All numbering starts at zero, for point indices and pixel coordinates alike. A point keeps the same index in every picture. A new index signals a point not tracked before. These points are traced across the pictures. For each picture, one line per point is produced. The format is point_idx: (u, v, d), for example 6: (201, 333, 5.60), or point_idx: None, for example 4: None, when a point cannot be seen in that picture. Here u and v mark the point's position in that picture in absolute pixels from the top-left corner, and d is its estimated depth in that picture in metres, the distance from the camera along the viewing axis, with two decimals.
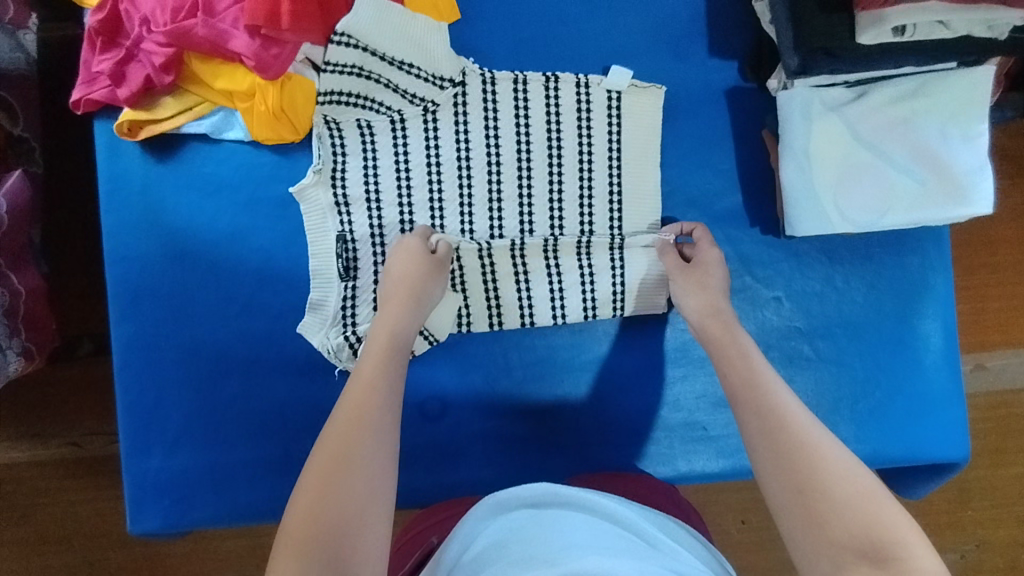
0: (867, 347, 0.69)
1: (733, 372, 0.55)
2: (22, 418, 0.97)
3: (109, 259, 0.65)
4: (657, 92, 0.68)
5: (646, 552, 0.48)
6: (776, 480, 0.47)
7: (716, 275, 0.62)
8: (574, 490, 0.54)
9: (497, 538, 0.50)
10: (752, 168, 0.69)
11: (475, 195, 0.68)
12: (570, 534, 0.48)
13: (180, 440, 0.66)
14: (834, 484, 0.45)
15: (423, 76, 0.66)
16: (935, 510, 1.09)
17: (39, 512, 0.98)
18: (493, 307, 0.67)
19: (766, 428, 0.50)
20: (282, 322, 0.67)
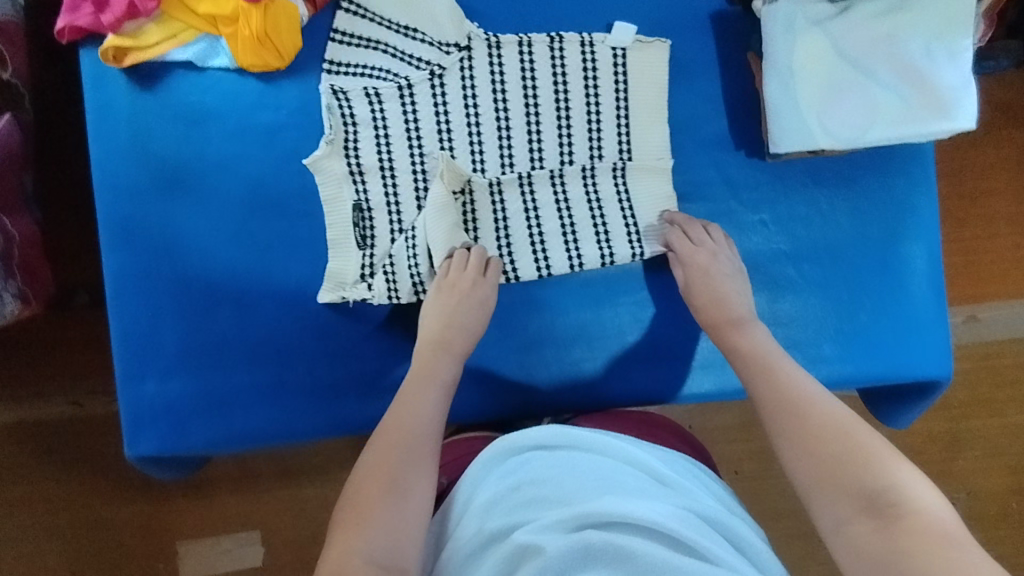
0: (851, 270, 0.69)
1: (747, 363, 0.61)
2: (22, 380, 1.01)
3: (100, 189, 0.66)
4: (662, 46, 0.68)
5: (659, 490, 0.52)
6: (789, 447, 0.54)
7: (713, 285, 0.64)
8: (586, 431, 0.57)
9: (508, 479, 0.54)
10: (738, 93, 0.69)
11: (486, 158, 0.68)
12: (583, 473, 0.53)
13: (175, 367, 0.67)
14: (845, 447, 0.51)
15: (428, 42, 0.68)
16: (930, 461, 1.11)
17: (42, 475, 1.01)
18: (510, 264, 0.68)
19: (782, 403, 0.57)
20: (272, 250, 0.67)
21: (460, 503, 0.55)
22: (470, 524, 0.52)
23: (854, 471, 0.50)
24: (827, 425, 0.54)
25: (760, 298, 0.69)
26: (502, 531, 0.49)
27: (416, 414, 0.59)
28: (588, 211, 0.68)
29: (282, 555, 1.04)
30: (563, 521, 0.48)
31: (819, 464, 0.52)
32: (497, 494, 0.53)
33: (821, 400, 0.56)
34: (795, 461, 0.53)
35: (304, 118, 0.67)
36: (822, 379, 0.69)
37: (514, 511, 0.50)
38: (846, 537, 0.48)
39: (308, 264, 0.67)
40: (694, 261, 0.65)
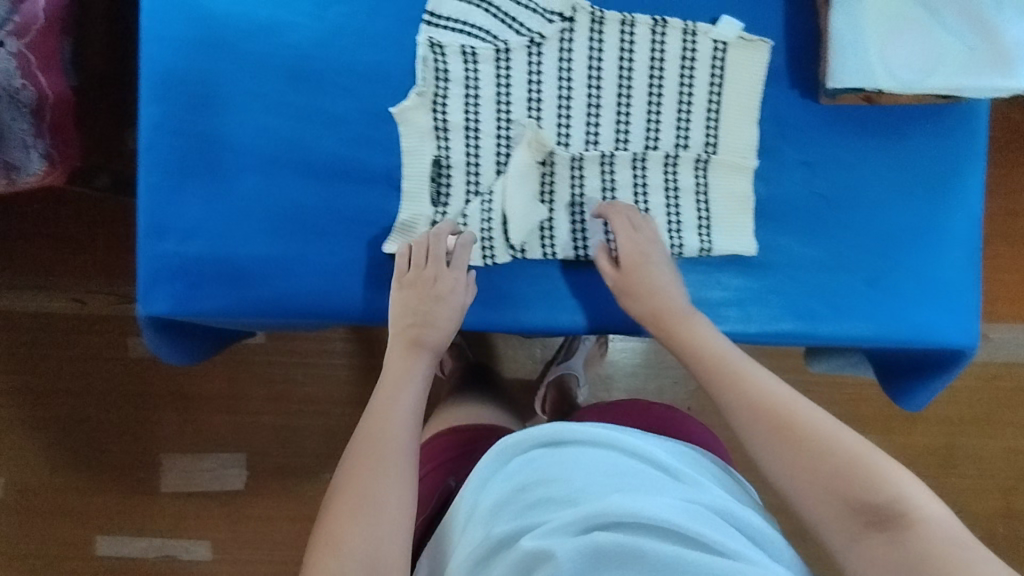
0: (888, 225, 0.68)
1: (710, 372, 0.61)
2: (76, 273, 1.19)
3: (144, 38, 0.64)
4: (764, 46, 0.66)
5: (668, 484, 0.53)
6: (771, 456, 0.53)
7: (653, 279, 0.65)
8: (589, 428, 0.58)
9: (513, 481, 0.56)
10: (800, 30, 0.67)
11: (573, 134, 0.67)
12: (589, 469, 0.54)
13: (197, 228, 0.66)
14: (835, 457, 0.50)
15: (532, 7, 0.66)
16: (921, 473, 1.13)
17: (77, 359, 1.21)
18: (581, 242, 0.67)
19: (763, 419, 0.55)
20: (308, 126, 0.66)
21: (463, 512, 0.57)
22: (476, 532, 0.53)
23: (850, 481, 0.49)
24: (807, 429, 0.53)
25: (791, 242, 0.68)
26: (509, 536, 0.51)
27: (394, 414, 0.60)
28: (664, 200, 0.68)
29: (264, 475, 1.21)
30: (570, 522, 0.49)
31: (804, 468, 0.51)
32: (502, 496, 0.55)
33: (791, 402, 0.55)
34: (788, 476, 0.52)
35: None
36: (842, 332, 0.68)
37: (521, 513, 0.52)
38: (859, 555, 0.47)
39: (343, 145, 0.66)
40: (629, 242, 0.65)
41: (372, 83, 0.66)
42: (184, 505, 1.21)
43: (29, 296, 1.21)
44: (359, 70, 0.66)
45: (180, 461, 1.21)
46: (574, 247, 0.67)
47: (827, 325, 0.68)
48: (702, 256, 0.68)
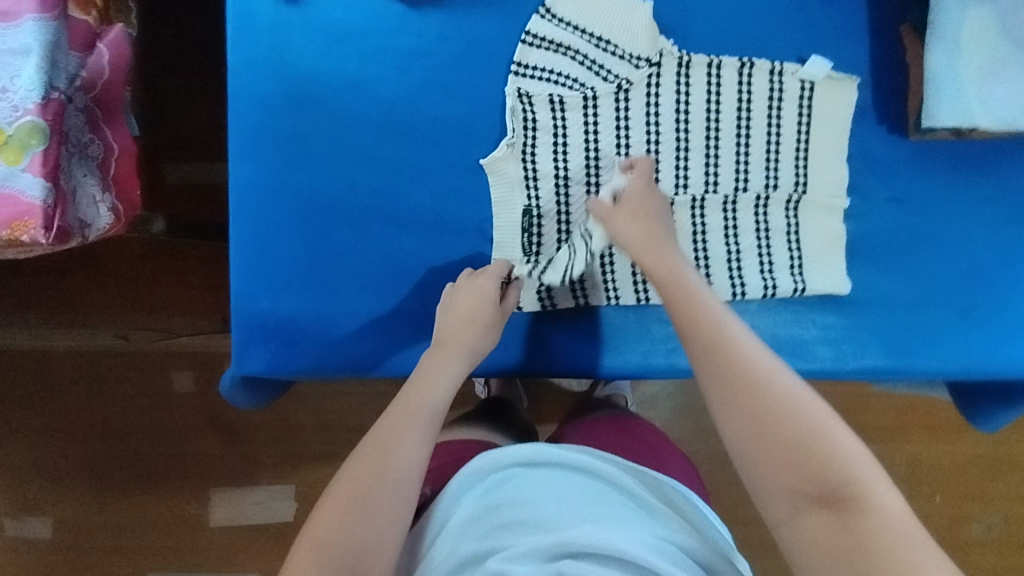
0: (977, 259, 0.68)
1: (678, 318, 0.55)
2: (108, 310, 1.12)
3: (233, 98, 0.64)
4: (851, 84, 0.66)
5: (636, 518, 0.55)
6: (728, 419, 0.49)
7: (631, 226, 0.61)
8: (568, 453, 0.60)
9: (488, 497, 0.57)
10: (886, 67, 0.67)
11: (661, 177, 0.67)
12: (564, 496, 0.56)
13: (290, 286, 0.66)
14: (784, 431, 0.46)
15: (619, 54, 0.66)
16: (965, 480, 1.16)
17: (112, 399, 1.13)
18: None
19: (728, 386, 0.49)
20: (398, 179, 0.66)
21: (440, 520, 0.57)
22: (447, 544, 0.54)
23: (808, 457, 0.45)
24: (775, 393, 0.48)
25: (879, 279, 0.68)
26: (478, 554, 0.52)
27: (432, 392, 0.58)
28: (755, 241, 0.67)
29: None
30: (537, 549, 0.50)
31: (755, 432, 0.47)
32: (475, 511, 0.55)
33: (758, 361, 0.50)
34: (750, 464, 0.47)
35: (445, 46, 0.65)
36: (934, 369, 0.67)
37: (493, 532, 0.53)
38: (802, 528, 0.45)
39: (434, 198, 0.66)
40: (624, 219, 0.61)
41: (460, 136, 0.66)
42: (234, 547, 1.13)
43: (60, 333, 1.13)
44: (447, 123, 0.66)
45: (230, 494, 1.13)
46: None
47: (920, 362, 0.67)
48: (794, 296, 0.67)
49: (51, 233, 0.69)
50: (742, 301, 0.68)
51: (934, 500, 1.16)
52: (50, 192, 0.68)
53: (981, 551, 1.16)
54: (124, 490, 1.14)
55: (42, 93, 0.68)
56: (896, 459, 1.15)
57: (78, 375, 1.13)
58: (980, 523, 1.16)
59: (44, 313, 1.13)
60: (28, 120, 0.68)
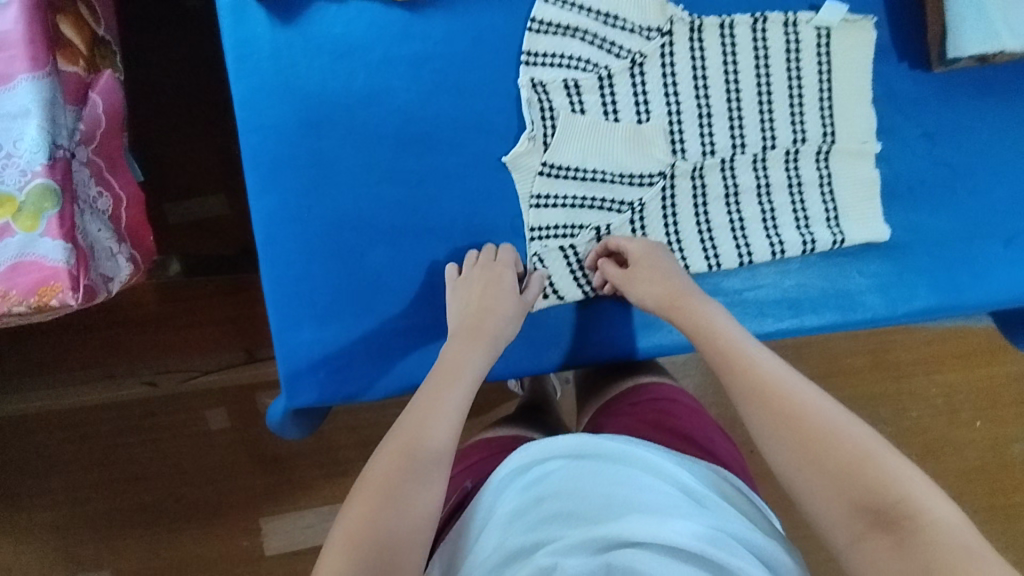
0: (1017, 182, 0.67)
1: (710, 346, 0.56)
2: (129, 356, 1.09)
3: (244, 130, 0.63)
4: (868, 24, 0.64)
5: (691, 507, 0.51)
6: (772, 445, 0.49)
7: (655, 287, 0.60)
8: (611, 444, 0.57)
9: (532, 491, 0.54)
10: (902, 0, 0.65)
11: (687, 147, 0.65)
12: (611, 488, 0.52)
13: (330, 312, 0.65)
14: (847, 456, 0.44)
15: (629, 27, 0.64)
16: (1007, 402, 1.15)
17: (144, 447, 1.10)
18: (711, 249, 0.65)
19: (778, 414, 0.49)
20: (422, 189, 0.64)
21: (482, 514, 0.54)
22: (492, 536, 0.51)
23: (858, 477, 0.43)
24: (819, 422, 0.47)
25: (922, 218, 0.67)
26: (524, 548, 0.48)
27: (437, 429, 0.51)
28: (788, 197, 0.66)
29: None
30: (586, 541, 0.47)
31: (797, 448, 0.47)
32: (520, 505, 0.52)
33: (797, 392, 0.50)
34: (807, 486, 0.45)
35: (452, 45, 0.64)
36: (991, 299, 0.67)
37: (539, 526, 0.50)
38: (863, 555, 0.41)
39: (461, 202, 0.65)
40: (641, 283, 0.61)
41: (478, 135, 0.64)
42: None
43: (81, 388, 1.09)
44: (465, 125, 0.64)
45: (281, 521, 1.10)
46: (705, 255, 0.65)
47: (976, 295, 0.67)
48: (835, 247, 0.65)
49: (79, 294, 0.67)
50: (783, 259, 0.66)
51: (976, 427, 1.15)
52: (71, 253, 0.67)
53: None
54: (170, 539, 1.09)
55: (48, 153, 0.67)
56: (935, 392, 1.15)
57: (107, 424, 1.09)
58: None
59: (63, 368, 1.09)
60: (38, 183, 0.66)
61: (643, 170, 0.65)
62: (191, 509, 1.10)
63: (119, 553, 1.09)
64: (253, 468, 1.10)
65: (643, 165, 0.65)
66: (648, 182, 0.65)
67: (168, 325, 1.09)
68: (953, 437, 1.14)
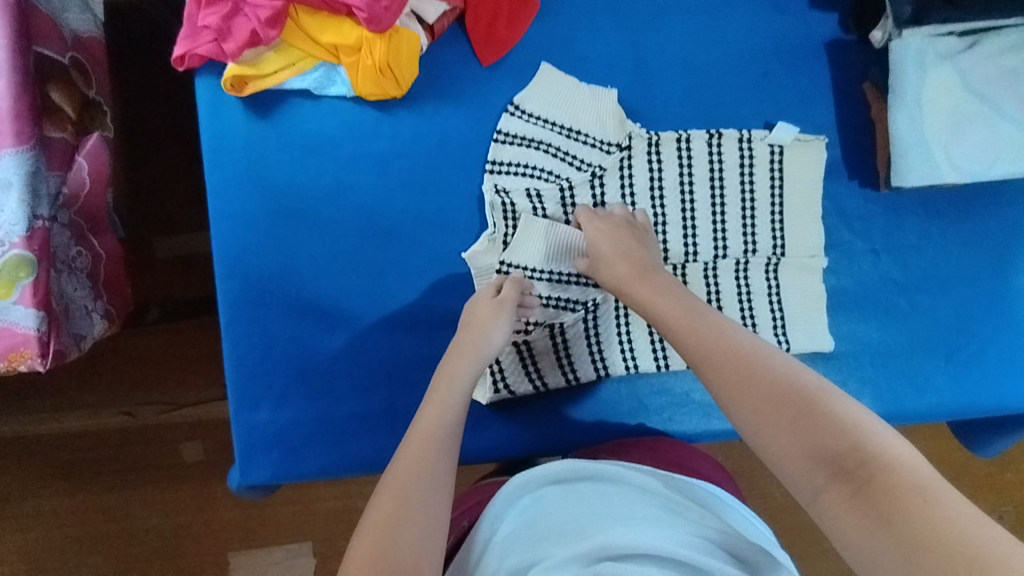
0: (962, 298, 0.69)
1: (674, 330, 0.57)
2: (101, 390, 1.09)
3: (215, 217, 0.65)
4: (820, 144, 0.67)
5: (672, 519, 0.53)
6: (734, 408, 0.49)
7: (616, 268, 0.62)
8: (600, 465, 0.58)
9: (526, 513, 0.55)
10: (852, 123, 0.69)
11: None
12: (602, 508, 0.54)
13: (288, 394, 0.67)
14: (800, 411, 0.46)
15: (590, 141, 0.67)
16: (978, 478, 1.15)
17: (113, 479, 1.09)
18: (659, 352, 0.68)
19: (736, 382, 0.50)
20: (385, 279, 0.67)
21: (479, 549, 0.53)
22: (491, 560, 0.51)
23: (808, 424, 0.45)
24: (765, 372, 0.49)
25: (870, 329, 0.69)
26: (521, 566, 0.48)
27: (442, 411, 0.55)
28: (739, 308, 0.68)
29: None
30: (577, 554, 0.47)
31: (761, 408, 0.47)
32: (516, 527, 0.53)
33: (753, 347, 0.52)
34: (769, 440, 0.46)
35: (421, 145, 0.67)
36: (932, 410, 0.68)
37: (534, 545, 0.50)
38: (824, 508, 0.42)
39: (422, 292, 0.67)
40: (602, 240, 0.63)
41: (440, 232, 0.67)
42: None
43: (50, 421, 1.09)
44: (430, 220, 0.67)
45: (249, 560, 1.09)
46: (654, 356, 0.68)
47: (918, 404, 0.68)
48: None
49: (48, 359, 0.71)
50: None
51: None
52: (43, 320, 0.70)
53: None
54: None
55: (26, 225, 0.69)
56: None
57: (75, 457, 1.09)
58: (994, 517, 1.16)
59: (35, 401, 1.08)
60: (14, 254, 0.69)
61: None
62: (159, 546, 1.09)
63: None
64: (223, 505, 1.10)
65: None
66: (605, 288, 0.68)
67: (141, 361, 1.09)
68: None
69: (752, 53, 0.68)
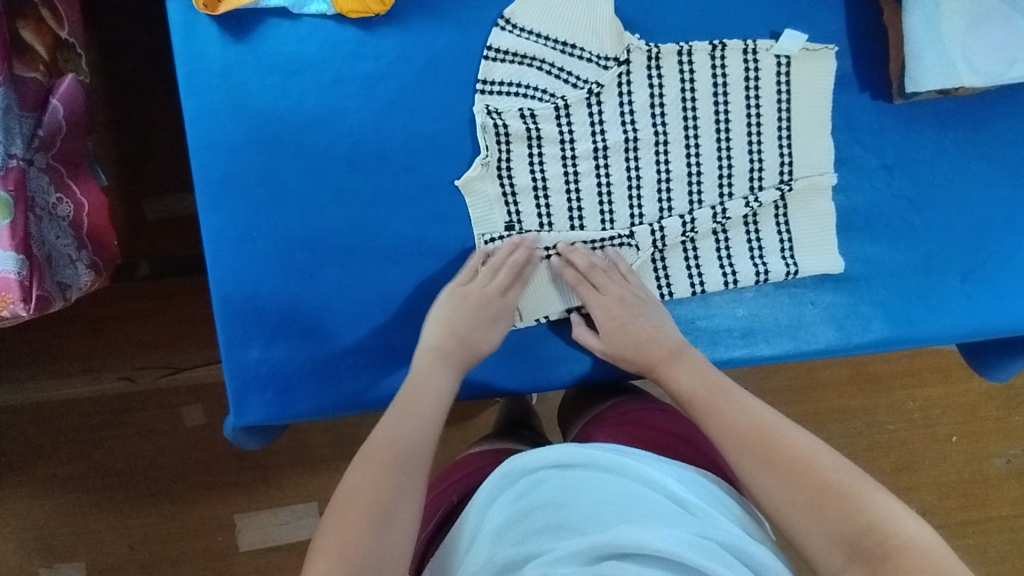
0: (976, 215, 0.66)
1: (691, 395, 0.58)
2: (87, 353, 1.04)
3: (194, 147, 0.62)
4: (829, 53, 0.64)
5: (673, 514, 0.50)
6: (755, 483, 0.50)
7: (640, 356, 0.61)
8: (598, 451, 0.55)
9: (520, 501, 0.52)
10: (862, 30, 0.65)
11: (643, 177, 0.64)
12: (599, 499, 0.51)
13: (278, 332, 0.64)
14: (822, 483, 0.48)
15: (587, 57, 0.64)
16: (984, 418, 1.14)
17: (104, 445, 1.04)
18: (662, 272, 0.65)
19: (756, 451, 0.51)
20: (374, 209, 0.64)
21: (468, 533, 0.53)
22: (481, 552, 0.50)
23: (834, 514, 0.46)
24: (788, 449, 0.50)
25: (881, 249, 0.66)
26: (515, 561, 0.48)
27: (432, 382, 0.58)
28: (743, 230, 0.65)
29: None
30: (578, 552, 0.46)
31: (779, 481, 0.49)
32: (508, 518, 0.51)
33: (774, 425, 0.53)
34: (782, 510, 0.48)
35: (408, 67, 0.63)
36: (946, 332, 0.66)
37: (530, 540, 0.49)
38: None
39: (415, 221, 0.64)
40: (615, 334, 0.61)
41: (430, 157, 0.64)
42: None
43: (37, 387, 1.04)
44: (420, 147, 0.64)
45: (254, 519, 1.05)
46: (658, 282, 0.65)
47: (931, 327, 0.65)
48: (788, 279, 0.65)
49: (31, 304, 0.70)
50: (736, 291, 0.65)
51: (952, 441, 1.14)
52: (24, 264, 0.68)
53: (1006, 485, 1.14)
54: (130, 542, 1.03)
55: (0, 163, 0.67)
56: (914, 406, 1.13)
57: (64, 424, 1.04)
58: (1001, 458, 1.15)
59: (23, 368, 1.04)
60: None
61: (599, 202, 0.65)
62: (162, 517, 1.04)
63: (81, 562, 1.03)
64: (221, 467, 1.05)
65: (597, 198, 0.64)
66: (606, 215, 0.65)
67: (131, 323, 1.04)
68: (930, 450, 1.13)
69: None
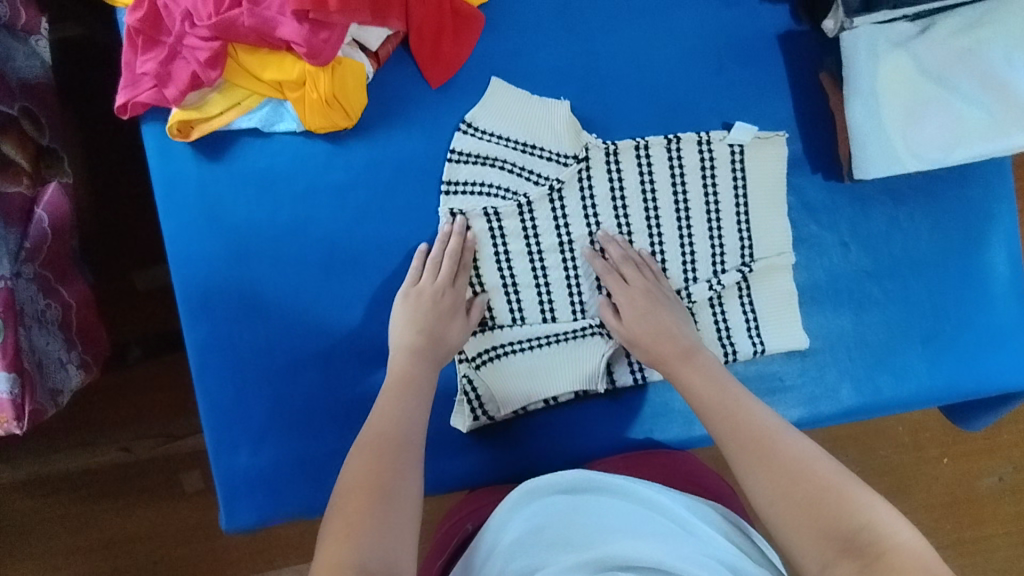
0: (934, 282, 0.69)
1: (711, 406, 0.58)
2: (77, 428, 1.03)
3: (175, 265, 0.65)
4: (780, 139, 0.66)
5: (678, 537, 0.50)
6: (761, 490, 0.52)
7: (657, 348, 0.63)
8: (612, 477, 0.57)
9: (534, 519, 0.53)
10: (811, 115, 0.68)
11: None
12: (606, 519, 0.52)
13: (265, 436, 0.66)
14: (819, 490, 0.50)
15: (547, 156, 0.66)
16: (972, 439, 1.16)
17: (99, 519, 1.03)
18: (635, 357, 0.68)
19: (770, 462, 0.53)
20: (354, 313, 0.66)
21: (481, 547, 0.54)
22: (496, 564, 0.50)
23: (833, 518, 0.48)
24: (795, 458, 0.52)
25: (845, 321, 0.68)
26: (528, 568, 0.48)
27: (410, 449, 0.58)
28: (709, 311, 0.67)
29: None
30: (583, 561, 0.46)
31: (781, 487, 0.51)
32: (522, 533, 0.52)
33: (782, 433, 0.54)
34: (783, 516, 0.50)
35: (377, 174, 0.66)
36: (914, 395, 0.68)
37: (537, 551, 0.49)
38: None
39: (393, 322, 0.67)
40: (635, 321, 0.64)
41: (404, 259, 0.66)
42: None
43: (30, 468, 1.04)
44: (394, 250, 0.66)
45: None
46: (631, 368, 0.67)
47: (897, 392, 0.68)
48: (756, 356, 0.67)
49: (23, 421, 0.72)
50: None
51: (943, 462, 1.15)
52: (15, 382, 0.70)
53: (998, 502, 1.16)
54: None
55: None
56: (902, 431, 1.15)
57: (56, 503, 1.03)
58: (993, 476, 1.16)
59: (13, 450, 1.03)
60: None
61: (568, 292, 0.67)
62: None
63: None
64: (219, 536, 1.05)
65: (566, 288, 0.67)
66: (576, 303, 0.67)
67: (119, 395, 1.04)
68: (922, 474, 1.15)
69: (702, 52, 0.67)
